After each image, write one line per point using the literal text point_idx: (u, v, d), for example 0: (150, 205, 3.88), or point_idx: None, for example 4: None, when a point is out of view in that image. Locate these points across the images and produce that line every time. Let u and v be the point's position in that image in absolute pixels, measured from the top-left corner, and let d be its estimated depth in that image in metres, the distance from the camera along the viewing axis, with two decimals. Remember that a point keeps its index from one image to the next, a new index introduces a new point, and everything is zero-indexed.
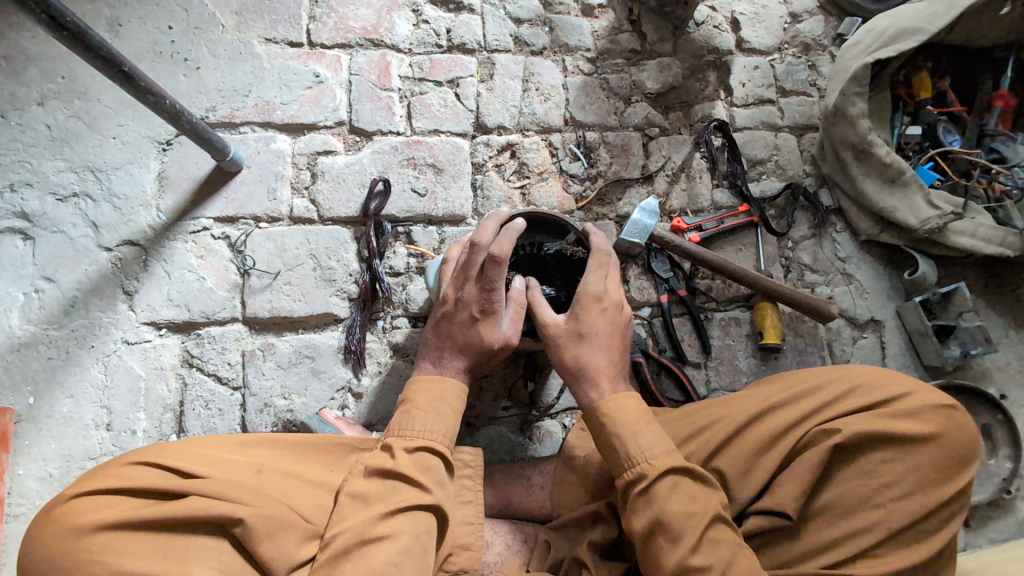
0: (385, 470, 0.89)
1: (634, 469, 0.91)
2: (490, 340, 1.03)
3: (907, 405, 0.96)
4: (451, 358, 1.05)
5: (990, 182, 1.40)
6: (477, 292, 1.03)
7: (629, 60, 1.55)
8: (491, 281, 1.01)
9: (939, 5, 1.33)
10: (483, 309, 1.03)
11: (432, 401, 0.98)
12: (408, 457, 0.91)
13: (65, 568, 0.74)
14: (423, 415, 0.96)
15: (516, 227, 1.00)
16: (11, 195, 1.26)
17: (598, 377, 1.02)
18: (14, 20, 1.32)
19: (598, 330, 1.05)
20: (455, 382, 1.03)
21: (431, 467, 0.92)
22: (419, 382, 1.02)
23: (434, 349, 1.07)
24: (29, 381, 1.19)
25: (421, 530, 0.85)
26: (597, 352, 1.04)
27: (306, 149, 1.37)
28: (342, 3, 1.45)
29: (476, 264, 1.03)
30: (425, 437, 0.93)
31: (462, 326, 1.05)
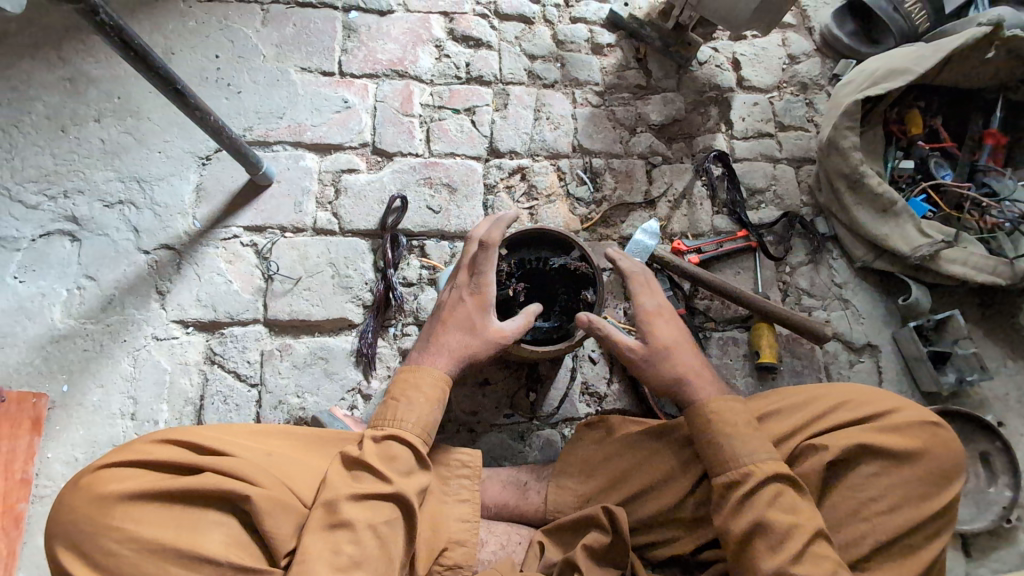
0: (353, 459, 0.94)
1: (738, 470, 0.95)
2: (481, 326, 1.10)
3: (893, 421, 0.99)
4: (441, 346, 1.09)
5: (982, 214, 1.45)
6: (470, 278, 1.14)
7: (635, 94, 1.66)
8: (482, 265, 1.12)
9: (927, 48, 1.41)
10: (475, 293, 1.12)
11: (405, 390, 1.02)
12: (374, 449, 0.95)
13: (91, 531, 0.82)
14: (396, 404, 1.00)
15: (506, 218, 1.14)
16: (64, 201, 1.39)
17: (699, 383, 1.06)
18: (83, 48, 1.49)
19: (672, 339, 1.10)
20: (436, 371, 1.05)
21: (396, 458, 0.95)
22: (401, 373, 1.06)
23: (426, 336, 1.12)
24: (65, 371, 1.28)
25: (377, 521, 0.89)
26: (685, 358, 1.09)
27: (332, 167, 1.49)
28: (372, 39, 1.60)
29: (468, 255, 1.16)
30: (394, 426, 0.97)
31: (453, 309, 1.12)
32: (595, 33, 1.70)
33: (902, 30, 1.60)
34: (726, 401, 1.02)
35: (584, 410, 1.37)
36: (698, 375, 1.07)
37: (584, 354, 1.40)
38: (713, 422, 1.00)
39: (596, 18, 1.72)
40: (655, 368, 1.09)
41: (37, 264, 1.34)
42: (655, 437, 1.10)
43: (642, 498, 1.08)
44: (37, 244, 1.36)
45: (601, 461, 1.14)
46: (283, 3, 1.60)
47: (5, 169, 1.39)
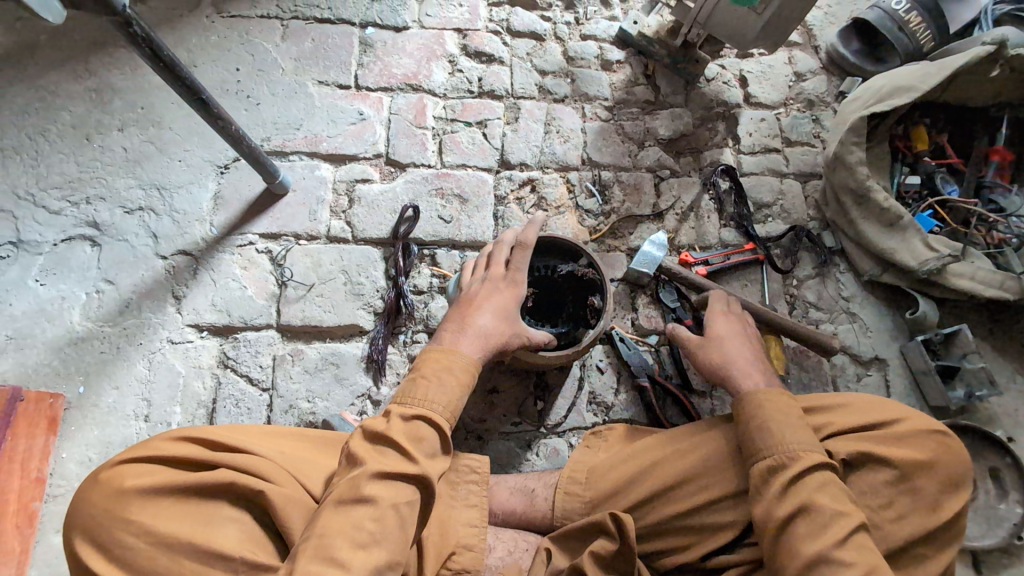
0: (378, 435, 0.92)
1: (787, 453, 0.95)
2: (513, 317, 1.14)
3: (900, 430, 0.99)
4: (472, 330, 1.09)
5: (989, 230, 1.46)
6: (503, 273, 1.19)
7: (644, 109, 1.69)
8: (516, 262, 1.19)
9: (932, 66, 1.44)
10: (507, 286, 1.17)
11: (437, 369, 1.02)
12: (403, 428, 0.94)
13: (108, 524, 0.83)
14: (427, 384, 1.00)
15: (539, 220, 1.22)
16: (86, 207, 1.43)
17: (745, 372, 1.12)
18: (109, 61, 1.55)
19: (729, 335, 1.20)
20: (466, 355, 1.05)
21: (423, 440, 0.94)
22: (430, 353, 1.05)
23: (455, 322, 1.11)
24: (81, 372, 1.30)
25: (400, 501, 0.87)
26: (738, 351, 1.17)
27: (346, 177, 1.52)
28: (388, 54, 1.64)
29: (503, 252, 1.21)
30: (424, 407, 0.97)
31: (485, 297, 1.15)
32: (604, 50, 1.74)
33: (907, 49, 1.64)
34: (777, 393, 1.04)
35: (591, 418, 1.37)
36: (745, 366, 1.13)
37: (592, 363, 1.41)
38: (763, 410, 1.01)
39: (605, 36, 1.76)
40: (704, 355, 1.18)
41: (58, 267, 1.38)
42: (663, 446, 1.12)
43: (650, 503, 1.07)
44: (59, 248, 1.39)
45: (606, 469, 1.14)
46: (302, 20, 1.65)
47: (30, 175, 1.43)
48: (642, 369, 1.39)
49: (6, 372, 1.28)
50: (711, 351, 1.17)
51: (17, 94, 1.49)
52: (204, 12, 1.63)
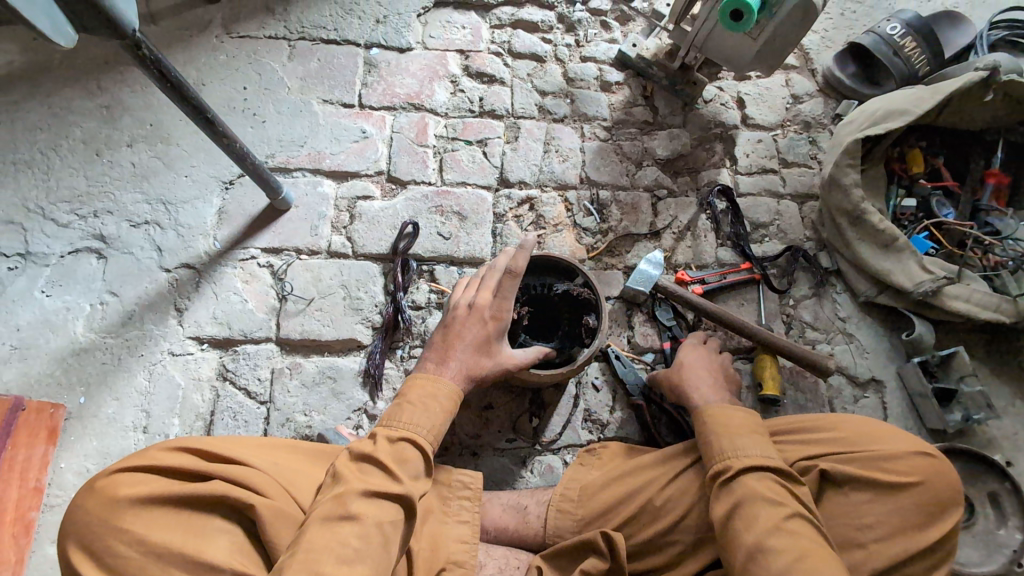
0: (365, 455, 0.94)
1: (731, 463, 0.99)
2: (495, 348, 1.14)
3: (888, 451, 0.98)
4: (455, 361, 1.11)
5: (985, 252, 1.47)
6: (489, 302, 1.17)
7: (642, 130, 1.72)
8: (505, 292, 1.16)
9: (925, 90, 1.46)
10: (492, 316, 1.15)
11: (422, 397, 1.03)
12: (389, 449, 0.95)
13: (101, 533, 0.84)
14: (412, 409, 1.01)
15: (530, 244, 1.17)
16: (93, 221, 1.46)
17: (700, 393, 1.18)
18: (121, 79, 1.60)
19: (696, 363, 1.26)
20: (449, 385, 1.07)
21: (408, 462, 0.95)
22: (416, 380, 1.07)
23: (438, 352, 1.12)
24: (83, 383, 1.32)
25: (384, 520, 0.88)
26: (703, 376, 1.21)
27: (348, 194, 1.55)
28: (391, 74, 1.68)
29: (494, 278, 1.19)
30: (410, 430, 0.98)
31: (472, 328, 1.14)
32: (604, 71, 1.78)
33: (903, 72, 1.66)
34: (728, 407, 1.09)
35: (586, 436, 1.37)
36: (709, 391, 1.18)
37: (588, 380, 1.42)
38: (734, 434, 1.03)
39: (605, 57, 1.80)
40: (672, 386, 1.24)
41: (64, 279, 1.40)
42: (653, 466, 1.13)
43: (638, 522, 1.08)
44: (66, 260, 1.42)
45: (596, 488, 1.15)
46: (309, 40, 1.70)
47: (41, 189, 1.47)
48: (638, 387, 1.39)
49: (10, 381, 1.30)
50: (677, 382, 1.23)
51: (31, 111, 1.54)
52: (214, 32, 1.68)
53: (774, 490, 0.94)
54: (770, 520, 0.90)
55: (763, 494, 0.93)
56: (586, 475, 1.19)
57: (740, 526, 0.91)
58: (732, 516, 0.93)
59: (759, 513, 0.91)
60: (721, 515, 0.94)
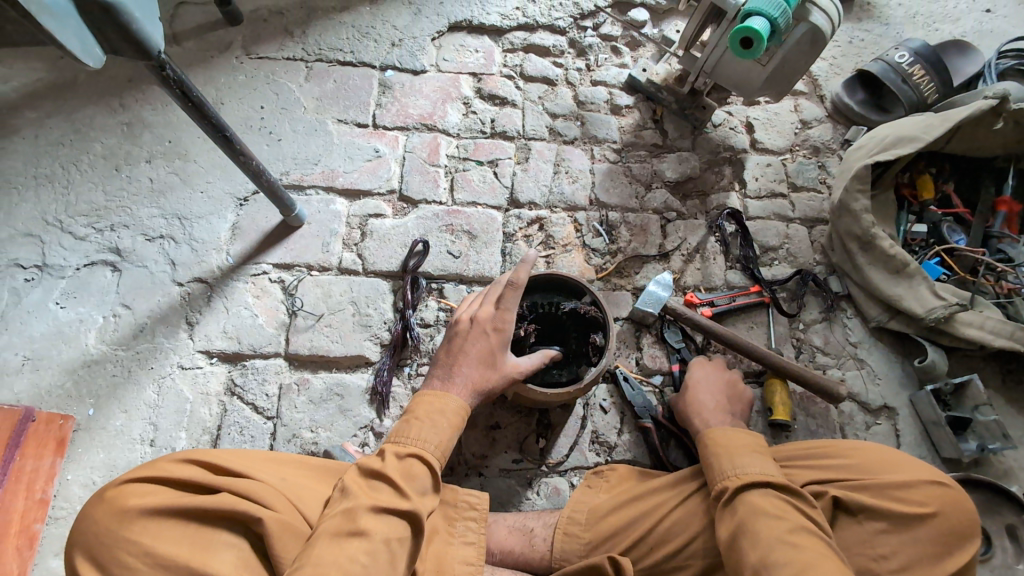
0: (373, 471, 0.94)
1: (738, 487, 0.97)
2: (501, 361, 1.13)
3: (900, 481, 0.97)
4: (460, 377, 1.10)
5: (998, 279, 1.46)
6: (491, 314, 1.15)
7: (651, 152, 1.73)
8: (505, 302, 1.14)
9: (935, 118, 1.47)
10: (494, 327, 1.13)
11: (429, 412, 1.03)
12: (397, 464, 0.95)
13: (108, 543, 0.84)
14: (420, 424, 1.01)
15: (531, 257, 1.15)
16: (109, 234, 1.48)
17: (703, 414, 1.18)
18: (143, 97, 1.64)
19: (701, 381, 1.26)
20: (457, 401, 1.07)
21: (416, 477, 0.95)
22: (424, 396, 1.07)
23: (444, 368, 1.12)
24: (92, 396, 1.33)
25: (392, 536, 0.87)
26: (706, 396, 1.22)
27: (360, 212, 1.57)
28: (405, 95, 1.72)
29: (496, 291, 1.19)
30: (418, 445, 0.98)
31: (474, 341, 1.13)
32: (614, 95, 1.80)
33: (912, 100, 1.67)
34: (727, 429, 1.09)
35: (593, 458, 1.36)
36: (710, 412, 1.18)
37: (595, 402, 1.41)
38: (740, 454, 1.02)
39: (615, 82, 1.83)
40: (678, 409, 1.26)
41: (79, 291, 1.42)
42: (659, 488, 1.12)
43: (645, 545, 1.06)
44: (81, 273, 1.44)
45: (603, 512, 1.13)
46: (326, 61, 1.74)
47: (60, 203, 1.50)
48: (646, 410, 1.38)
49: (21, 392, 1.31)
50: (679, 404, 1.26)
51: (55, 127, 1.58)
52: (235, 54, 1.72)
53: (779, 506, 0.94)
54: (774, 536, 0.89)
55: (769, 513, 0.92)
56: (592, 497, 1.18)
57: (747, 547, 0.89)
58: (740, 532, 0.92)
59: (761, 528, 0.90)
60: (727, 535, 0.93)
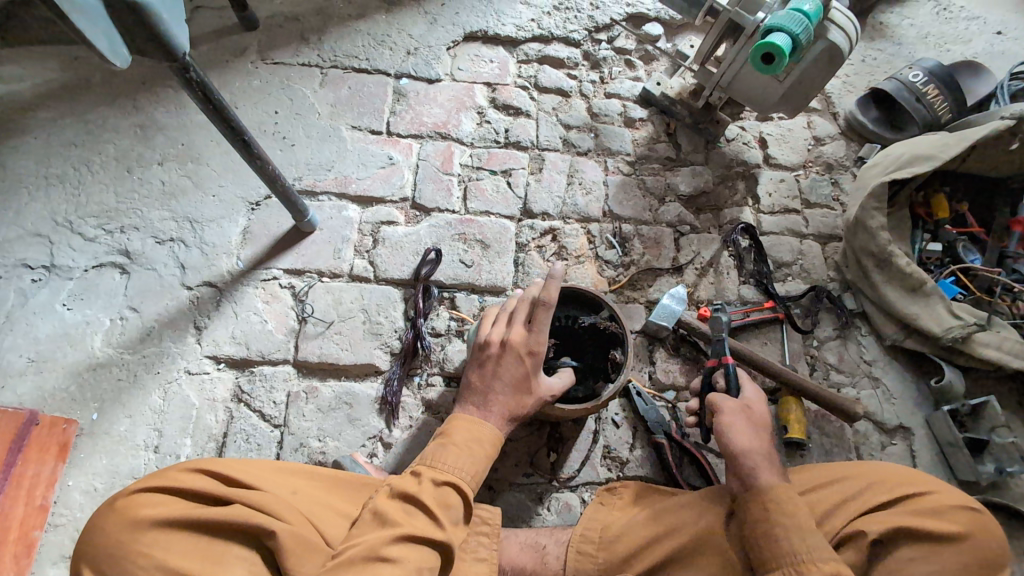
0: (408, 495, 0.95)
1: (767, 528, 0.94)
2: (533, 385, 1.12)
3: (929, 504, 0.95)
4: (496, 403, 1.10)
5: (1014, 300, 1.45)
6: (523, 337, 1.13)
7: (665, 166, 1.73)
8: (538, 324, 1.13)
9: (952, 138, 1.47)
10: (528, 351, 1.12)
11: (468, 438, 1.04)
12: (432, 492, 0.96)
13: (120, 555, 0.82)
14: (456, 450, 1.01)
15: (560, 273, 1.12)
16: (119, 236, 1.47)
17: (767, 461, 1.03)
18: (156, 99, 1.63)
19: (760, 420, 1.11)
20: (492, 429, 1.08)
21: (450, 506, 0.96)
22: (459, 420, 1.07)
23: (480, 393, 1.12)
24: (97, 399, 1.30)
25: (423, 565, 0.89)
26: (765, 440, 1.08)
27: (372, 219, 1.55)
28: (420, 103, 1.72)
29: (523, 311, 1.17)
30: (455, 475, 0.98)
31: (508, 364, 1.12)
32: (628, 108, 1.80)
33: (926, 118, 1.68)
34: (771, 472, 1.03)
35: (605, 474, 1.33)
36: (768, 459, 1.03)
37: (607, 417, 1.39)
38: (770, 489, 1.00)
39: (629, 94, 1.83)
40: (724, 444, 1.06)
41: (86, 293, 1.40)
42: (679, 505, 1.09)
43: (666, 570, 1.03)
44: (89, 274, 1.42)
45: (620, 532, 1.11)
46: (341, 68, 1.74)
47: (70, 203, 1.48)
48: (659, 426, 1.34)
49: (24, 394, 1.29)
50: (735, 443, 1.04)
51: (67, 127, 1.57)
52: (250, 58, 1.72)
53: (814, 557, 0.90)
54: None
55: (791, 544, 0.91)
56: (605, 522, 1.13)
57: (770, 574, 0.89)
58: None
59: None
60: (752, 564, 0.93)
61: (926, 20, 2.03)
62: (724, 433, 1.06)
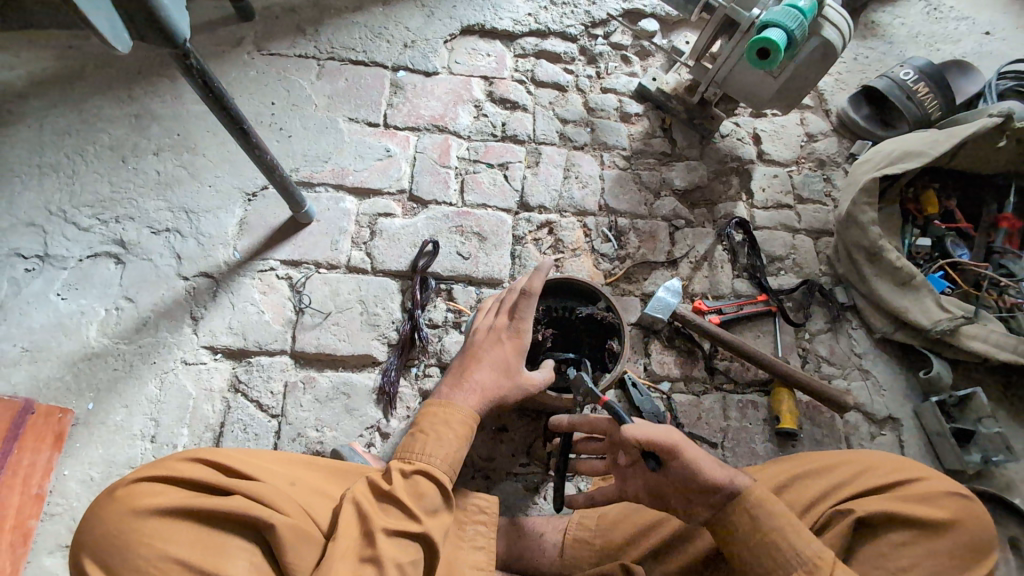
0: (379, 491, 0.92)
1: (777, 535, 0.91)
2: (514, 370, 1.11)
3: (918, 490, 0.98)
4: (470, 384, 1.09)
5: (1000, 293, 1.48)
6: (510, 323, 1.16)
7: (660, 160, 1.75)
8: (522, 311, 1.15)
9: (941, 134, 1.50)
10: (510, 336, 1.14)
11: (435, 424, 1.01)
12: (403, 484, 0.93)
13: (120, 545, 0.81)
14: (425, 438, 0.99)
15: (546, 264, 1.15)
16: (114, 226, 1.46)
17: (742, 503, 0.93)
18: (151, 89, 1.63)
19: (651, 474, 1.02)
20: (463, 409, 1.05)
21: (424, 496, 0.93)
22: (429, 408, 1.05)
23: (455, 375, 1.11)
24: (92, 389, 1.30)
25: (404, 560, 0.86)
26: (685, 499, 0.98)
27: (369, 211, 1.56)
28: (417, 96, 1.72)
29: (512, 301, 1.20)
30: (423, 461, 0.96)
31: (489, 348, 1.13)
32: (624, 103, 1.82)
33: (916, 116, 1.70)
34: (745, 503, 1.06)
35: None
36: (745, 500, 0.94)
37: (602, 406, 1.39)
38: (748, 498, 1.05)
39: (625, 90, 1.84)
40: (703, 484, 0.93)
41: (81, 283, 1.39)
42: None
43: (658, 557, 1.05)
44: (84, 264, 1.41)
45: (616, 517, 1.13)
46: (338, 60, 1.74)
47: (64, 192, 1.47)
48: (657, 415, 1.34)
49: (18, 383, 1.28)
50: (718, 479, 0.93)
51: (61, 116, 1.56)
52: (246, 49, 1.72)
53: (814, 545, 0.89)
54: (820, 567, 0.86)
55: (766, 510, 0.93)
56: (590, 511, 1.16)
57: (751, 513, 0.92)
58: (769, 531, 0.90)
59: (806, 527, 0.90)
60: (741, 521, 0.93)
61: (916, 20, 2.06)
62: (698, 472, 0.93)
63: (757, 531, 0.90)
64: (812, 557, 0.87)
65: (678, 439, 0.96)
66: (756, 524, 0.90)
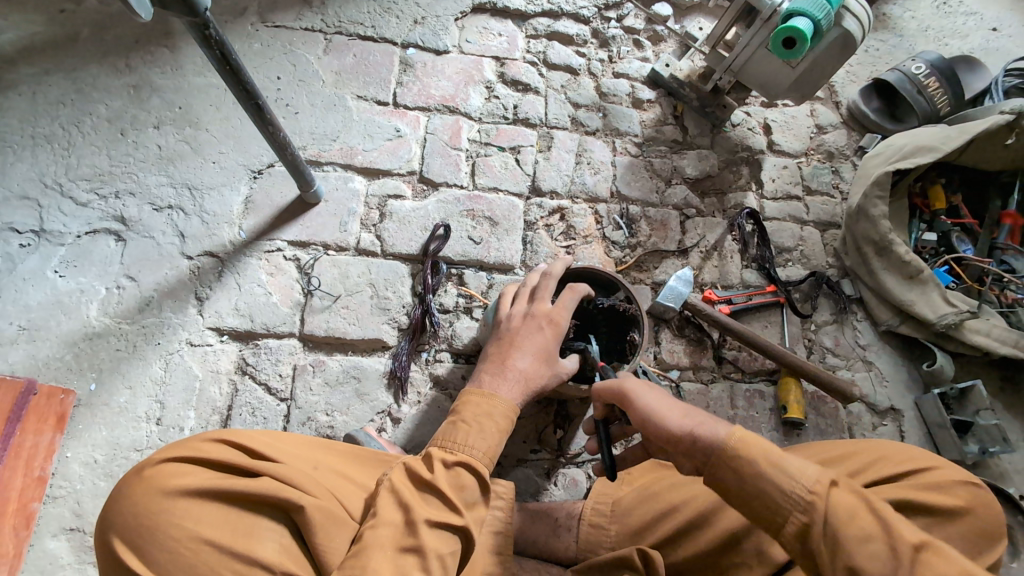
0: (423, 482, 0.91)
1: (779, 504, 0.79)
2: (553, 355, 1.12)
3: (932, 480, 0.95)
4: (512, 372, 1.08)
5: (1002, 289, 1.51)
6: (546, 309, 1.16)
7: (671, 148, 1.73)
8: (562, 299, 1.17)
9: (952, 130, 1.51)
10: (549, 322, 1.14)
11: (478, 415, 1.00)
12: (446, 475, 0.92)
13: (147, 525, 0.80)
14: (467, 429, 0.98)
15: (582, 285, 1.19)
16: (113, 201, 1.41)
17: (720, 467, 0.83)
18: (148, 59, 1.56)
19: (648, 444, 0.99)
20: (506, 400, 1.05)
21: (465, 488, 0.93)
22: (469, 396, 1.04)
23: (496, 363, 1.10)
24: (94, 369, 1.26)
25: (444, 551, 0.86)
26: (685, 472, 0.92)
27: (379, 192, 1.52)
28: (427, 75, 1.68)
29: (547, 289, 1.19)
30: (465, 453, 0.95)
31: (528, 332, 1.13)
32: (636, 89, 1.79)
33: (925, 111, 1.71)
34: None
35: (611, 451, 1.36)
36: (739, 459, 0.82)
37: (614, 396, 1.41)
38: None
39: (637, 75, 1.82)
40: (663, 434, 0.91)
41: (79, 260, 1.35)
42: (689, 481, 1.11)
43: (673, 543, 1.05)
44: (82, 241, 1.36)
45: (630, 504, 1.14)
46: (345, 35, 1.68)
47: (60, 165, 1.41)
48: None
49: (16, 363, 1.24)
50: (675, 426, 0.90)
51: (55, 83, 1.49)
52: (250, 20, 1.65)
53: (832, 505, 0.76)
54: (816, 505, 0.77)
55: (755, 458, 0.82)
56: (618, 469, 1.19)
57: (734, 480, 0.82)
58: (751, 482, 0.81)
59: (792, 456, 0.81)
60: (735, 492, 0.82)
61: (926, 13, 2.06)
62: (651, 422, 0.93)
63: (742, 479, 0.81)
64: (806, 494, 0.78)
65: (626, 390, 0.97)
66: (739, 476, 0.82)
